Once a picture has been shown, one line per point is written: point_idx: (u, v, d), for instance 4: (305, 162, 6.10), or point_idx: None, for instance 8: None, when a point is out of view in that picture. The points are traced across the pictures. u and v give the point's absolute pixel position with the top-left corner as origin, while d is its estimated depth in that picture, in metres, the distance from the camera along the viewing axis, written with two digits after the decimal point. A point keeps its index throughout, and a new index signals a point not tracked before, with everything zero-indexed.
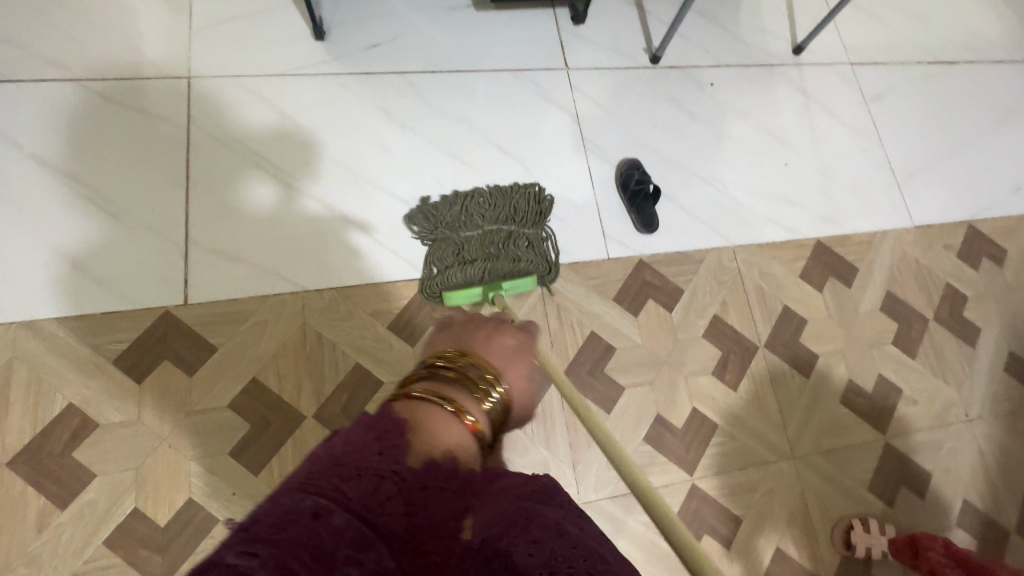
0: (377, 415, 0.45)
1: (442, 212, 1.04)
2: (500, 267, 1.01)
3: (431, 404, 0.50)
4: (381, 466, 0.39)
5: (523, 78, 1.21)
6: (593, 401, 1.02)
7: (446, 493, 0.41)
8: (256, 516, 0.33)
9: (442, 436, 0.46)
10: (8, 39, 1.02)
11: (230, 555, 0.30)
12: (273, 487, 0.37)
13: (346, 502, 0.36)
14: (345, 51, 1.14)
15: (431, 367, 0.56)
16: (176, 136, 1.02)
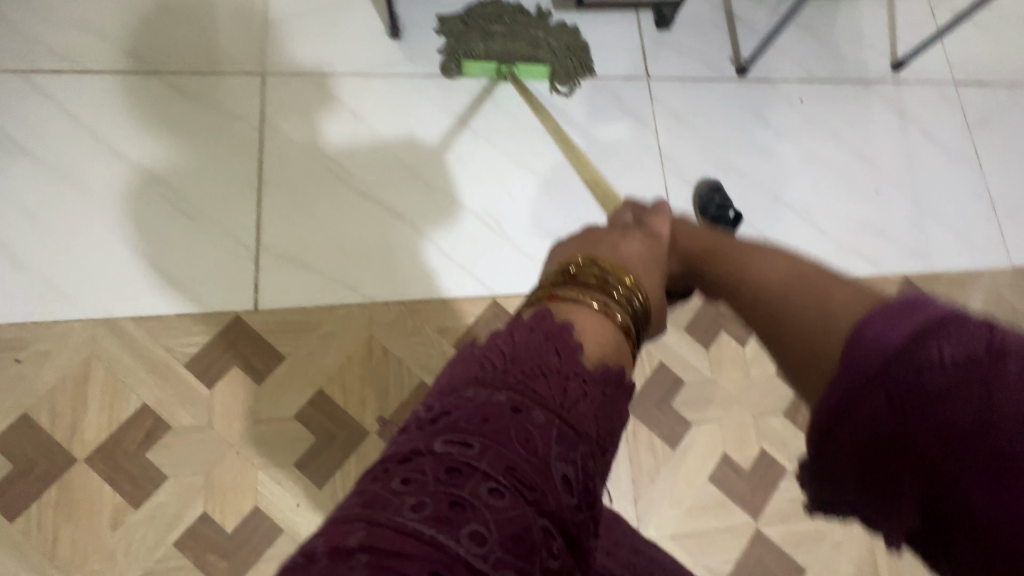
0: (536, 320, 0.43)
1: (474, 10, 1.08)
2: (518, 49, 1.06)
3: (585, 308, 0.46)
4: (561, 367, 0.40)
5: (600, 85, 1.15)
6: (658, 435, 0.98)
7: (613, 395, 0.42)
8: (459, 408, 0.36)
9: (600, 346, 0.44)
10: (90, 26, 1.01)
11: (444, 443, 0.34)
12: (455, 383, 0.39)
13: (538, 398, 0.37)
14: (420, 51, 1.10)
15: (573, 269, 0.50)
16: (251, 134, 1.01)
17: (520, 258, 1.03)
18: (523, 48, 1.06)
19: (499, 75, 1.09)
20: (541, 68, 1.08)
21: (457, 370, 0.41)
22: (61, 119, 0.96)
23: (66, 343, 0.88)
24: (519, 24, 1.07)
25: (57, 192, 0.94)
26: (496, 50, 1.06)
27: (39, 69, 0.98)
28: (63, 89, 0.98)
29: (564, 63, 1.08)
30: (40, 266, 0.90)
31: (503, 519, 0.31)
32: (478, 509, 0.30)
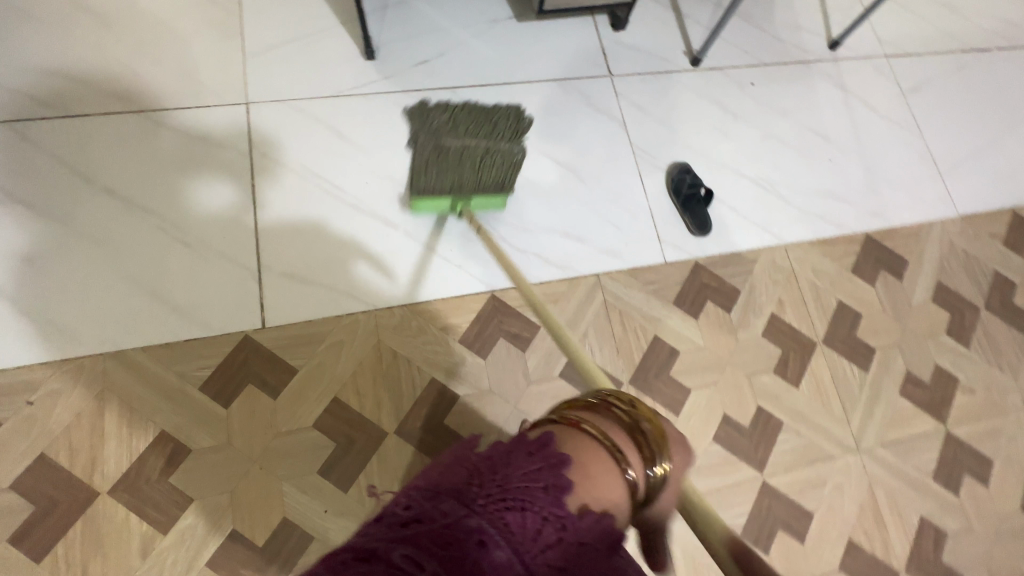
0: (541, 446, 0.47)
1: (431, 111, 0.93)
2: (465, 179, 0.95)
3: (589, 442, 0.48)
4: (541, 508, 0.43)
5: (568, 87, 1.22)
6: (660, 404, 1.04)
7: (589, 547, 0.44)
8: (429, 519, 0.39)
9: (602, 494, 0.46)
10: (71, 74, 1.04)
11: (401, 556, 0.36)
12: (440, 488, 0.42)
13: (503, 534, 0.40)
14: (395, 69, 1.16)
15: (604, 399, 0.54)
16: (241, 162, 1.04)
17: (512, 253, 1.09)
18: (471, 179, 0.95)
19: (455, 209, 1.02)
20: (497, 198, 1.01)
21: (444, 473, 0.44)
22: (51, 165, 0.98)
23: (77, 379, 0.88)
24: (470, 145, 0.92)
25: (53, 235, 0.95)
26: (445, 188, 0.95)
27: (24, 119, 1.00)
28: (50, 135, 1.00)
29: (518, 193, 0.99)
30: (43, 308, 0.91)
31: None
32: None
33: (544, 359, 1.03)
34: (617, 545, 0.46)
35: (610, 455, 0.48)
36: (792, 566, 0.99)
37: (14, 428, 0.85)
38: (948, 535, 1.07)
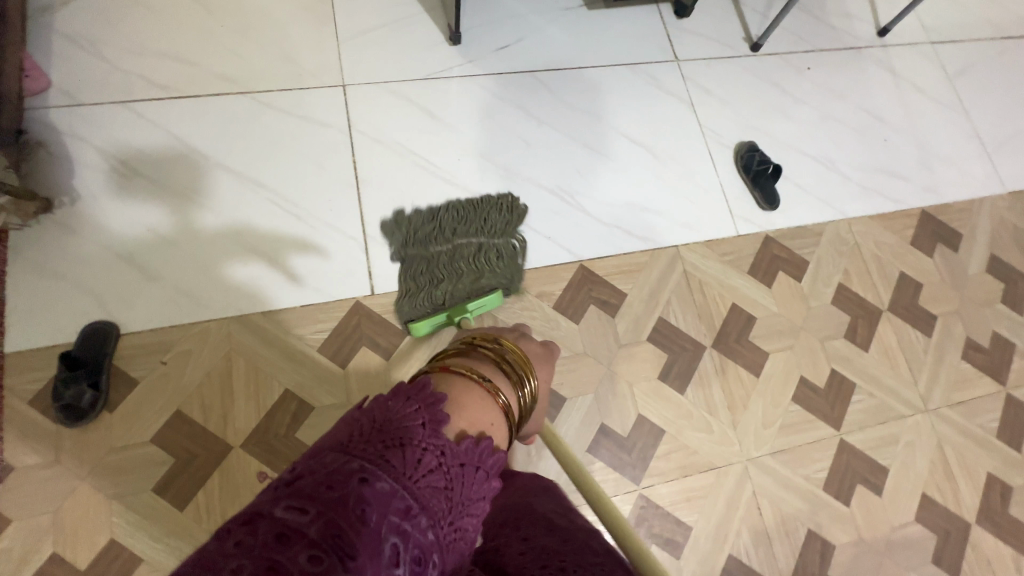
0: (418, 389, 0.55)
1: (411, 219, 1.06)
2: (463, 287, 1.03)
3: (467, 381, 0.60)
4: (423, 441, 0.49)
5: (639, 70, 1.28)
6: (742, 366, 1.09)
7: (468, 470, 0.51)
8: (311, 472, 0.42)
9: (475, 419, 0.57)
10: (179, 58, 1.10)
11: (282, 509, 0.37)
12: (320, 448, 0.45)
13: (388, 471, 0.44)
14: (478, 54, 1.22)
15: (472, 344, 0.67)
16: (340, 138, 1.10)
17: (597, 226, 1.14)
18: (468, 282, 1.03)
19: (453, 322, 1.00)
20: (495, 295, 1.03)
21: (331, 436, 0.48)
22: (166, 144, 1.04)
23: (205, 342, 0.94)
24: (462, 246, 1.06)
25: (172, 207, 1.00)
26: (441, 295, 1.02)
27: (140, 100, 1.06)
28: (163, 114, 1.05)
29: (507, 272, 1.06)
30: (170, 275, 0.96)
31: None
32: None
33: (632, 325, 1.08)
34: (497, 467, 0.55)
35: (479, 385, 0.61)
36: (872, 516, 1.05)
37: (151, 386, 0.90)
38: (1014, 488, 1.13)
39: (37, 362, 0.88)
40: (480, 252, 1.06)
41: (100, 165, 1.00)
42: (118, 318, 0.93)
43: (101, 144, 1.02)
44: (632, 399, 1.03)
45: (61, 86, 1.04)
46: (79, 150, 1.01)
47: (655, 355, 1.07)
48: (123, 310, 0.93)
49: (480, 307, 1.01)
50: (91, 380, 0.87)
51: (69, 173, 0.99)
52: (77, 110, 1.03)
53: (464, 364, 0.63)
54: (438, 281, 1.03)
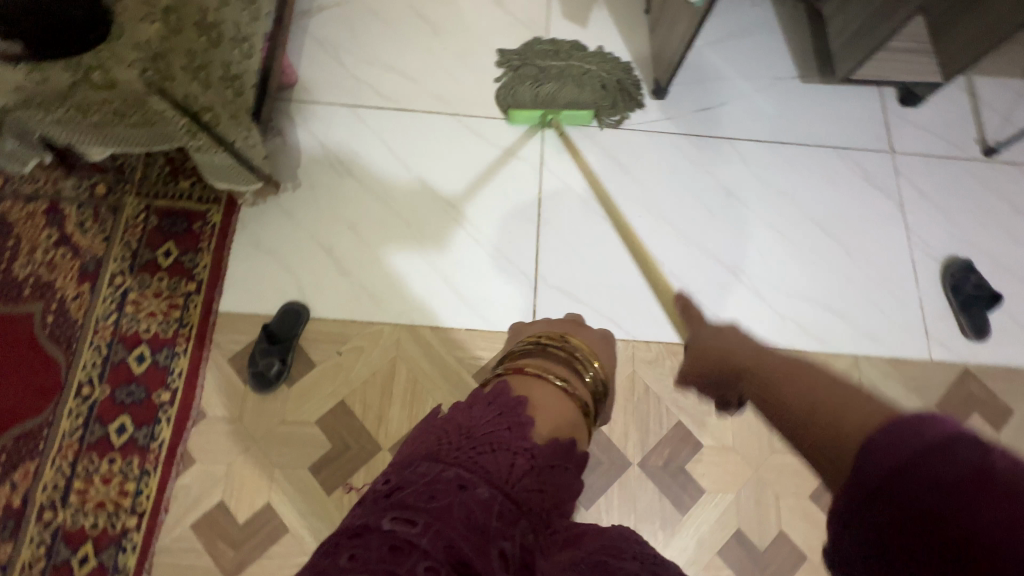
0: (495, 394, 0.53)
1: (529, 47, 1.21)
2: (560, 98, 1.14)
3: (543, 381, 0.56)
4: (513, 443, 0.47)
5: (845, 155, 1.19)
6: None
7: (562, 468, 0.49)
8: (409, 484, 0.41)
9: (559, 419, 0.53)
10: (405, 73, 1.19)
11: (390, 519, 0.36)
12: (414, 459, 0.45)
13: (486, 477, 0.43)
14: (678, 111, 1.20)
15: (540, 343, 0.61)
16: (531, 173, 1.13)
17: (770, 314, 1.07)
18: (568, 89, 1.14)
19: (544, 122, 1.14)
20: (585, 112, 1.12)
21: (419, 445, 0.47)
22: (377, 149, 1.13)
23: (377, 343, 1.00)
24: (574, 67, 1.17)
25: (372, 209, 1.09)
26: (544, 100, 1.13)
27: (365, 106, 1.16)
28: (381, 123, 1.15)
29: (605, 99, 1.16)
30: (359, 272, 1.04)
31: None
32: None
33: None
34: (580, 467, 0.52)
35: (554, 385, 0.56)
36: None
37: (324, 372, 0.98)
38: None
39: (242, 327, 0.99)
40: (588, 70, 1.17)
41: (321, 159, 1.11)
42: (311, 302, 1.02)
43: (326, 141, 1.12)
44: (777, 511, 0.95)
45: (305, 83, 1.16)
46: (308, 143, 1.12)
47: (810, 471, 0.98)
48: (316, 295, 1.02)
49: (570, 117, 1.13)
50: (281, 354, 0.96)
51: (297, 163, 1.10)
52: (313, 107, 1.15)
53: (537, 364, 0.58)
54: (543, 78, 1.17)
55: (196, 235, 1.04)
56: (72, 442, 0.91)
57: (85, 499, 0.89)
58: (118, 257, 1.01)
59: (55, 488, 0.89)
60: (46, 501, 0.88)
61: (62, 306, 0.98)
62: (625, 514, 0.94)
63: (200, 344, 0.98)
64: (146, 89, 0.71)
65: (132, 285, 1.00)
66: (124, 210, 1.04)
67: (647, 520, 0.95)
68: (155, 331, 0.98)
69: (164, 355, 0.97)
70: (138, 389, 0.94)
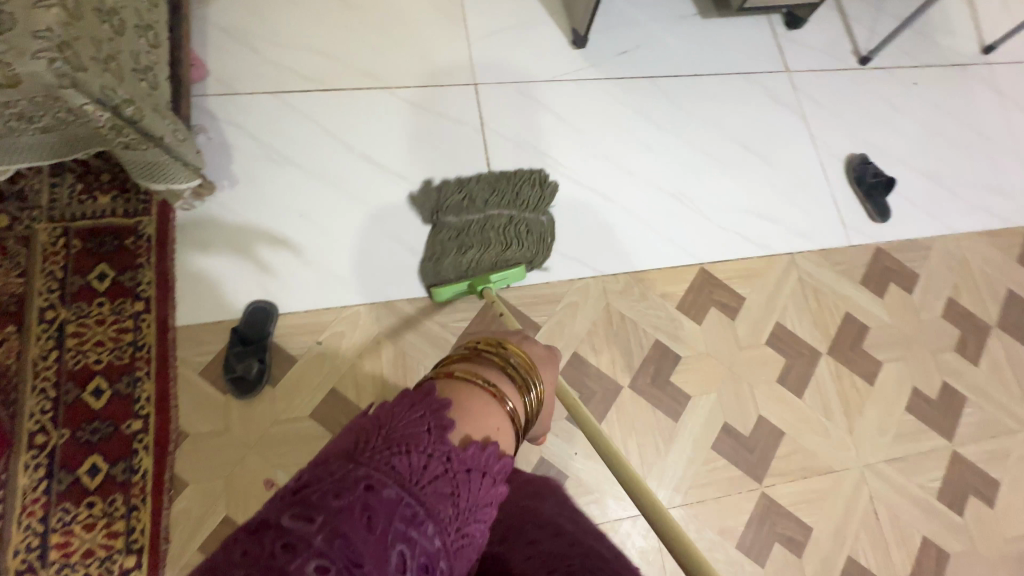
0: (418, 395, 0.50)
1: (440, 193, 1.07)
2: (487, 258, 1.02)
3: (471, 385, 0.54)
4: (428, 446, 0.45)
5: (751, 79, 1.31)
6: (856, 374, 1.12)
7: (478, 478, 0.47)
8: (317, 480, 0.39)
9: (484, 425, 0.51)
10: (324, 52, 1.14)
11: (288, 517, 0.35)
12: (330, 452, 0.43)
13: (396, 476, 0.41)
14: (599, 58, 1.26)
15: (478, 349, 0.60)
16: (474, 136, 1.14)
17: (715, 230, 1.17)
18: (496, 240, 1.03)
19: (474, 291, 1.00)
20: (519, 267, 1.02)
21: (337, 440, 0.45)
22: (312, 134, 1.08)
23: (356, 325, 0.98)
24: (496, 216, 1.06)
25: (321, 195, 1.05)
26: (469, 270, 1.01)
27: (290, 91, 1.11)
28: (311, 106, 1.10)
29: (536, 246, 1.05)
30: (321, 260, 1.01)
31: None
32: None
33: (751, 328, 1.11)
34: (503, 473, 0.49)
35: (488, 395, 0.54)
36: (982, 526, 1.08)
37: (308, 364, 0.95)
38: None
39: (207, 337, 0.93)
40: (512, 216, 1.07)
41: (254, 152, 1.05)
42: (278, 299, 0.98)
43: (255, 133, 1.07)
44: (753, 399, 1.06)
45: (219, 75, 1.09)
46: (236, 138, 1.06)
47: (774, 359, 1.10)
48: (281, 291, 0.98)
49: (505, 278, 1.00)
50: (259, 356, 0.92)
51: (229, 161, 1.04)
52: (233, 98, 1.08)
53: (468, 369, 0.56)
54: (470, 248, 1.02)
55: (130, 251, 0.95)
56: (38, 497, 0.82)
57: (69, 553, 0.81)
58: (43, 291, 0.91)
59: (31, 549, 0.81)
60: (23, 565, 0.80)
61: None
62: (627, 433, 1.01)
63: (164, 364, 0.91)
64: (59, 82, 0.64)
65: (68, 317, 0.90)
66: (38, 238, 0.93)
67: (647, 434, 1.02)
68: (108, 361, 0.89)
69: (124, 383, 0.89)
70: (103, 424, 0.87)
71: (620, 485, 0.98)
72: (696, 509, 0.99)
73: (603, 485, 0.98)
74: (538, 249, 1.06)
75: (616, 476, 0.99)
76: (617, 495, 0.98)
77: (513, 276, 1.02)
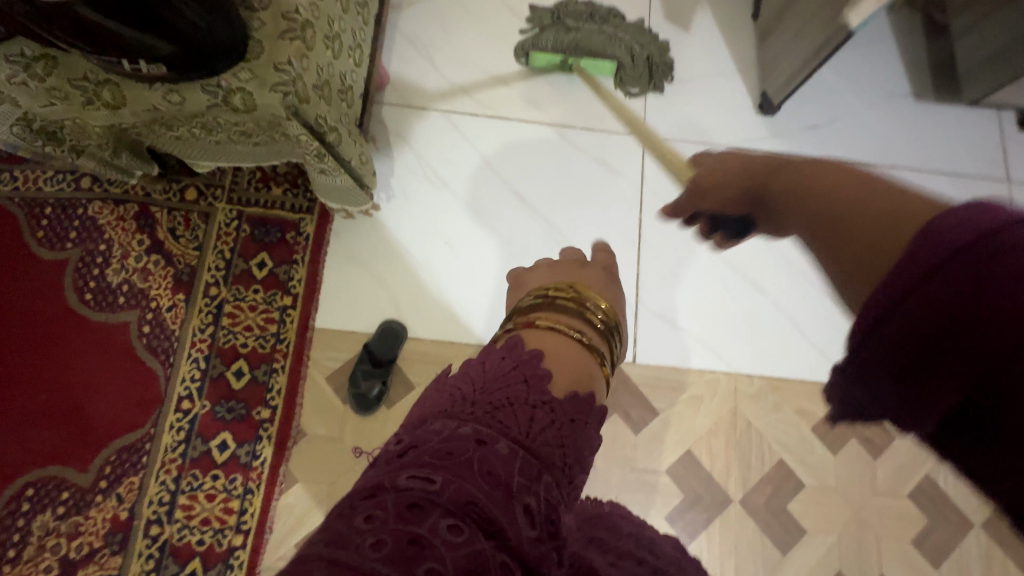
0: (508, 349, 0.50)
1: (563, 8, 1.13)
2: (581, 42, 1.08)
3: (558, 334, 0.52)
4: (527, 398, 0.44)
5: (959, 184, 1.13)
6: (1013, 560, 0.95)
7: (580, 424, 0.46)
8: (424, 442, 0.39)
9: (576, 368, 0.50)
10: (499, 76, 1.12)
11: (408, 477, 0.35)
12: (428, 417, 0.43)
13: (504, 433, 0.41)
14: (785, 129, 1.13)
15: (549, 296, 0.57)
16: (632, 192, 1.08)
17: None
18: (597, 38, 1.09)
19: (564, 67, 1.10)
20: (608, 63, 1.09)
21: (432, 402, 0.45)
22: (472, 161, 1.08)
23: None
24: (606, 22, 1.11)
25: (469, 225, 1.04)
26: (564, 47, 1.08)
27: (458, 112, 1.10)
28: (476, 131, 1.09)
29: (633, 62, 1.10)
30: (456, 292, 1.01)
31: (459, 557, 0.30)
32: (438, 547, 0.30)
33: (895, 473, 0.98)
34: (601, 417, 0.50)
35: (569, 337, 0.53)
36: None
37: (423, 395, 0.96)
38: None
39: (339, 346, 0.97)
40: (621, 40, 1.10)
41: (415, 170, 1.06)
42: (408, 322, 0.99)
43: (419, 150, 1.08)
44: (879, 554, 0.94)
45: (396, 85, 1.11)
46: (401, 152, 1.07)
47: (914, 516, 0.96)
48: (414, 315, 0.99)
49: (593, 66, 1.09)
50: (382, 377, 0.95)
51: (390, 173, 1.06)
52: (405, 111, 1.09)
53: (549, 317, 0.54)
54: (575, 29, 1.10)
55: (289, 245, 1.00)
56: (175, 458, 0.91)
57: (190, 516, 0.89)
58: (211, 267, 0.99)
59: (161, 503, 0.89)
60: (152, 515, 0.89)
61: (158, 317, 0.96)
62: (726, 551, 0.93)
63: (298, 361, 0.96)
64: (286, 113, 0.67)
65: (227, 297, 0.97)
66: (216, 217, 1.00)
67: (747, 559, 0.93)
68: (253, 346, 0.96)
69: (262, 371, 0.95)
70: (239, 405, 0.93)
71: None
72: None
73: None
74: (633, 71, 1.11)
75: None
76: None
77: (599, 67, 1.09)
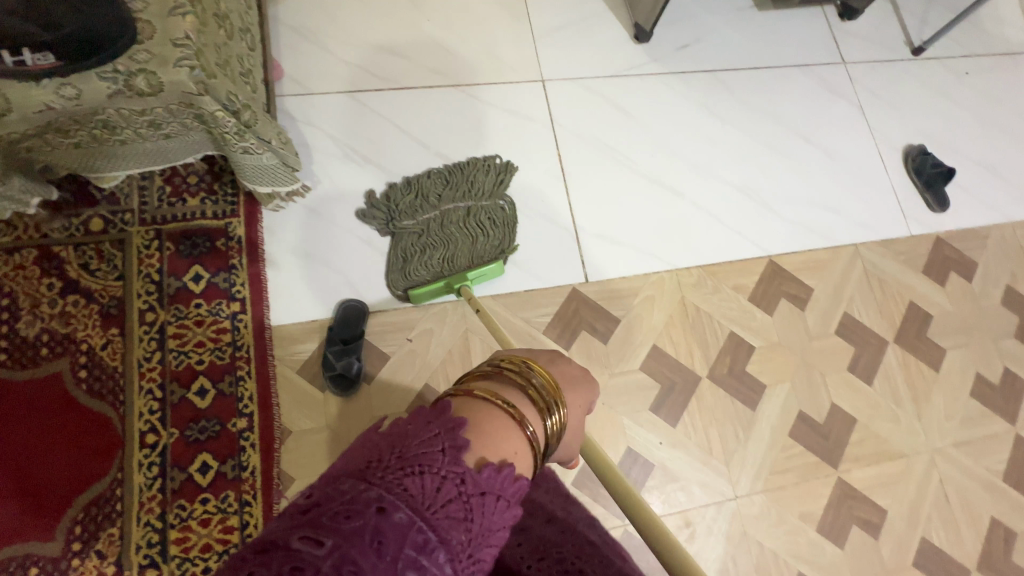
0: (435, 413, 0.40)
1: (394, 198, 1.02)
2: (458, 261, 0.97)
3: (490, 405, 0.43)
4: (440, 468, 0.36)
5: (809, 72, 1.32)
6: (922, 361, 1.15)
7: (492, 502, 0.37)
8: (328, 497, 0.32)
9: (501, 448, 0.40)
10: (394, 49, 1.15)
11: (299, 538, 0.29)
12: (339, 471, 0.35)
13: (407, 496, 0.33)
14: (662, 52, 1.26)
15: (499, 368, 0.49)
16: (545, 131, 1.15)
17: (781, 221, 1.19)
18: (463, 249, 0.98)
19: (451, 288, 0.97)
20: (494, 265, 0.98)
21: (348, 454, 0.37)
22: (389, 133, 1.09)
23: (444, 321, 1.00)
24: (448, 209, 1.00)
25: None
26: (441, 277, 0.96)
27: (363, 90, 1.11)
28: (385, 105, 1.11)
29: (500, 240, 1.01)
30: None
31: None
32: None
33: (821, 317, 1.14)
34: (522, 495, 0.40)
35: (502, 408, 0.43)
36: None
37: (400, 361, 0.97)
38: None
39: (302, 337, 0.95)
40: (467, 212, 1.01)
41: (335, 152, 1.06)
42: (366, 297, 0.99)
43: (334, 132, 1.07)
44: (825, 386, 1.09)
45: (293, 75, 1.09)
46: (316, 138, 1.06)
47: (844, 347, 1.12)
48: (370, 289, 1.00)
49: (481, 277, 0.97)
50: (357, 353, 0.94)
51: (311, 160, 1.05)
52: (309, 98, 1.09)
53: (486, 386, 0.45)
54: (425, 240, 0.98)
55: (223, 252, 0.96)
56: (153, 495, 0.85)
57: (187, 548, 0.84)
58: (140, 293, 0.92)
59: (150, 545, 0.83)
60: (144, 560, 0.83)
61: (93, 358, 0.89)
62: (707, 421, 1.04)
63: (263, 364, 0.92)
64: (196, 89, 0.64)
65: (168, 319, 0.92)
66: (130, 241, 0.94)
67: (726, 423, 1.04)
68: (210, 361, 0.91)
69: (227, 383, 0.91)
70: (210, 423, 0.89)
71: (704, 472, 1.01)
72: (776, 494, 1.02)
73: (685, 474, 1.01)
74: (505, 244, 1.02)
75: (698, 464, 1.01)
76: (701, 482, 1.01)
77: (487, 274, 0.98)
